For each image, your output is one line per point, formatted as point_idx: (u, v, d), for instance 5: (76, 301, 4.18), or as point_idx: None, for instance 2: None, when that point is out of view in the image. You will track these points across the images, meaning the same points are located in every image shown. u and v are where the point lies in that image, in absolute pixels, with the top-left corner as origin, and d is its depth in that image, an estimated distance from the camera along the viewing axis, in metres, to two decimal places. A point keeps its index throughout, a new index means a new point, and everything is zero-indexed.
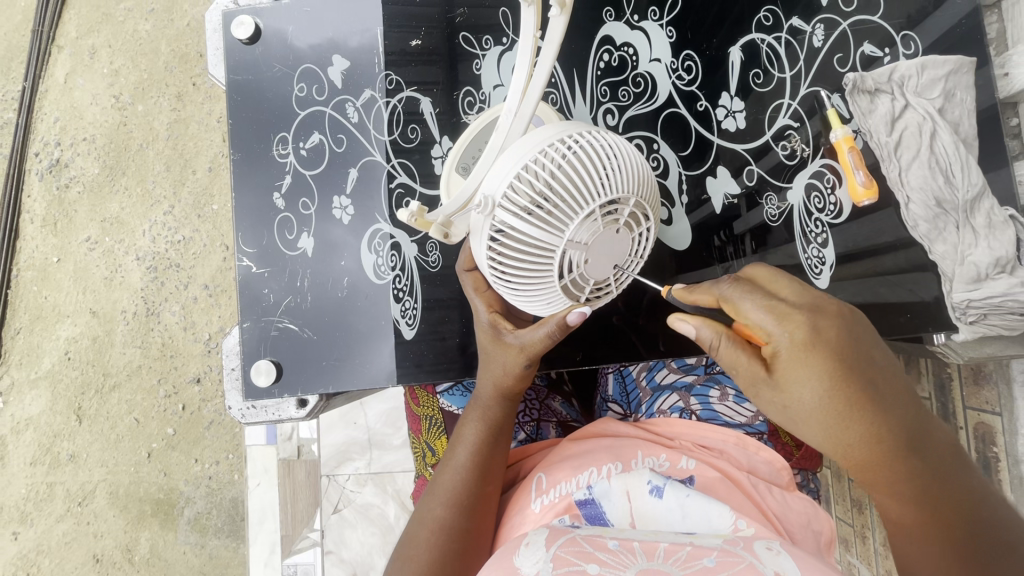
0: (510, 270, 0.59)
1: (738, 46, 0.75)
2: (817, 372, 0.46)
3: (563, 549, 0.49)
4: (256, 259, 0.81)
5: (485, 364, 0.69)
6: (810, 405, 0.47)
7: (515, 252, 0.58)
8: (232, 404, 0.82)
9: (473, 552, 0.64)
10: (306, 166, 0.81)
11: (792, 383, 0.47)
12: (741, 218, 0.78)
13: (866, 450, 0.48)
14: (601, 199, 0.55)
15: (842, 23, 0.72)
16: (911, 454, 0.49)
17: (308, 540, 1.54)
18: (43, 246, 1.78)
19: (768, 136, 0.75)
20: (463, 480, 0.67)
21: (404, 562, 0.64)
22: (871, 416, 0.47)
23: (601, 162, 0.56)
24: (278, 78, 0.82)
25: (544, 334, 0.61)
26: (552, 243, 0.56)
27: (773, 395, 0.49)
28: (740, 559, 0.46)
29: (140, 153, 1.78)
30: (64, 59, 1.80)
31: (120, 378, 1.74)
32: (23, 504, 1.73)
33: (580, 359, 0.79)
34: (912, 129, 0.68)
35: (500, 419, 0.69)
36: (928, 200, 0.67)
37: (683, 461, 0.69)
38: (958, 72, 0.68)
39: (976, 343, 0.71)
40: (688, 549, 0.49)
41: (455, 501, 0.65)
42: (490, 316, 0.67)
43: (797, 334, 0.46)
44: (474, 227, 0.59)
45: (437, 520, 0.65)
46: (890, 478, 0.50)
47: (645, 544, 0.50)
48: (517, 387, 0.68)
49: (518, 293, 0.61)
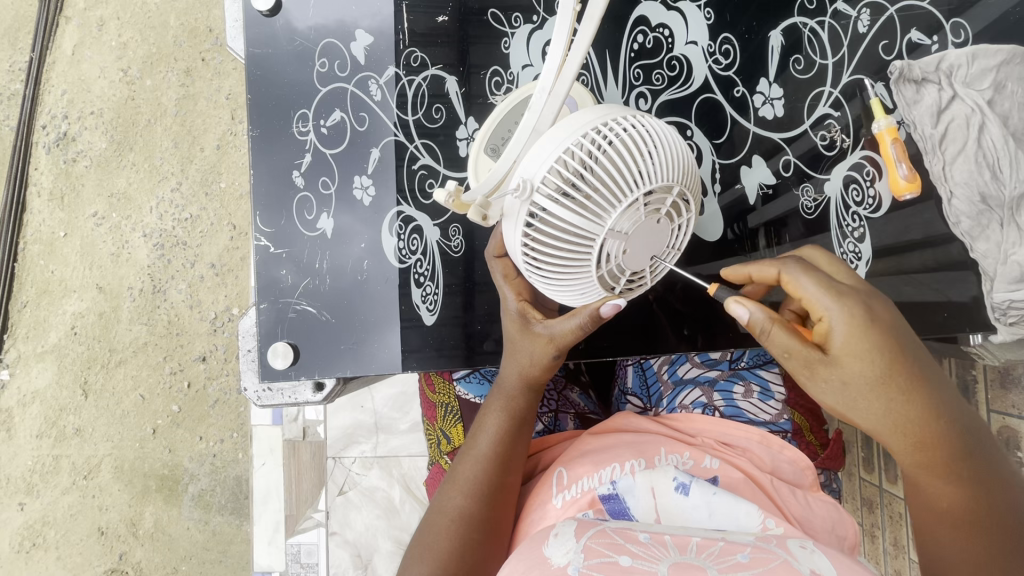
0: (544, 258, 0.57)
1: (779, 30, 0.72)
2: (875, 355, 0.45)
3: (593, 540, 0.48)
4: (273, 239, 0.79)
5: (510, 352, 0.67)
6: (867, 388, 0.46)
7: (550, 240, 0.56)
8: (247, 385, 0.80)
9: (495, 541, 0.64)
10: (326, 144, 0.79)
11: (853, 364, 0.46)
12: (758, 210, 0.73)
13: (920, 434, 0.47)
14: (643, 187, 0.53)
15: (889, 9, 0.70)
16: (955, 438, 0.48)
17: (313, 520, 1.53)
18: (50, 219, 1.76)
19: (806, 126, 0.72)
20: (483, 467, 0.65)
21: (422, 550, 0.63)
22: (922, 397, 0.46)
23: (644, 148, 0.54)
24: (298, 53, 0.79)
25: (577, 325, 0.60)
26: (593, 232, 0.54)
27: (826, 381, 0.47)
28: (774, 556, 0.45)
29: (148, 129, 1.75)
30: (72, 30, 1.77)
31: (126, 354, 1.74)
32: (29, 476, 1.74)
33: (583, 348, 0.77)
34: (960, 121, 0.65)
35: (523, 411, 0.68)
36: (974, 195, 0.65)
37: (707, 460, 0.68)
38: (1010, 63, 0.65)
39: (1011, 347, 0.70)
40: (721, 544, 0.47)
41: (475, 491, 0.64)
42: (517, 304, 0.65)
43: (855, 314, 0.46)
44: (508, 212, 0.57)
45: (457, 508, 0.64)
46: (937, 465, 0.48)
47: (676, 538, 0.49)
48: (542, 376, 0.66)
49: (550, 282, 0.59)
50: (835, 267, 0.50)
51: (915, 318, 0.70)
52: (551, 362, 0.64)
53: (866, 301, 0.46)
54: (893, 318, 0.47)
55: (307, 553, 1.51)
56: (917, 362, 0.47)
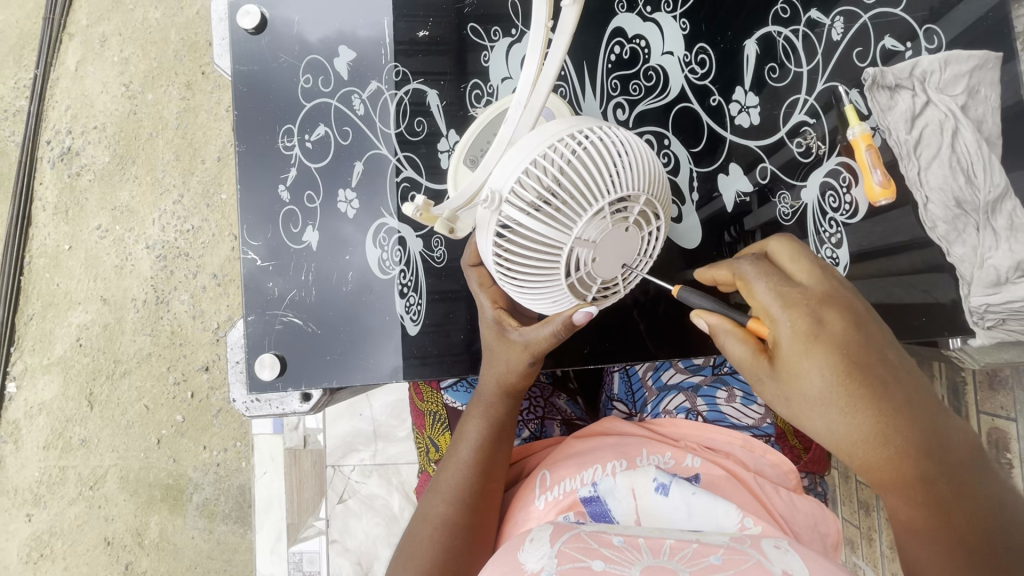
0: (516, 267, 0.57)
1: (753, 39, 0.73)
2: (824, 366, 0.45)
3: (568, 544, 0.48)
4: (261, 252, 0.80)
5: (488, 358, 0.68)
6: (818, 400, 0.46)
7: (520, 249, 0.56)
8: (236, 397, 0.81)
9: (479, 548, 0.64)
10: (311, 159, 0.81)
11: (801, 375, 0.46)
12: (752, 214, 0.73)
13: (879, 447, 0.46)
14: (610, 196, 0.54)
15: (862, 16, 0.70)
16: (922, 455, 0.47)
17: (314, 528, 1.55)
18: (55, 233, 1.79)
19: (783, 133, 0.73)
20: (465, 476, 0.66)
21: (407, 558, 0.64)
22: (880, 410, 0.46)
23: (612, 158, 0.55)
24: (284, 70, 0.81)
25: (550, 333, 0.61)
26: (559, 240, 0.55)
27: (778, 390, 0.48)
28: (747, 558, 0.45)
29: (149, 142, 1.78)
30: (75, 47, 1.80)
31: (130, 365, 1.76)
32: (37, 487, 1.76)
33: (587, 353, 0.78)
34: (934, 127, 0.66)
35: (503, 417, 0.69)
36: (948, 200, 0.66)
37: (688, 459, 0.68)
38: (982, 68, 0.66)
39: (991, 349, 0.69)
40: (695, 546, 0.48)
41: (457, 499, 0.65)
42: (494, 312, 0.66)
43: (801, 323, 0.46)
44: (480, 223, 0.58)
45: (439, 516, 0.65)
46: (901, 480, 0.47)
47: (650, 540, 0.49)
48: (520, 383, 0.67)
49: (523, 290, 0.60)
50: (795, 262, 0.49)
51: (894, 321, 0.70)
52: (526, 368, 0.65)
53: (815, 310, 0.46)
54: (847, 329, 0.46)
55: (308, 561, 1.53)
56: (873, 376, 0.46)
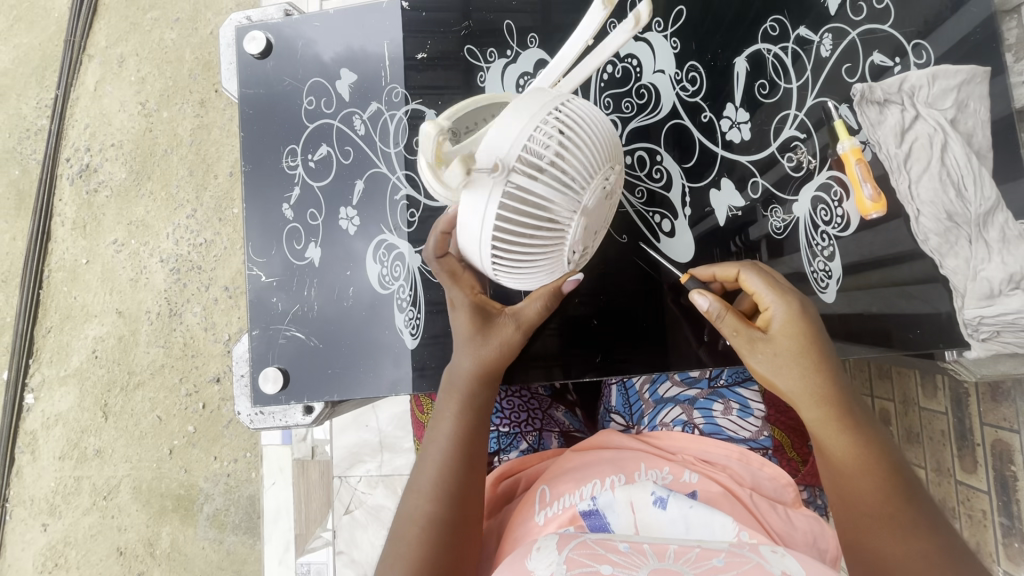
0: (514, 240, 0.56)
1: (743, 56, 0.74)
2: (798, 329, 0.58)
3: (576, 551, 0.47)
4: (265, 268, 0.83)
5: (458, 339, 0.66)
6: (786, 357, 0.58)
7: (524, 221, 0.54)
8: (240, 409, 0.83)
9: (463, 546, 0.60)
10: (314, 178, 0.83)
11: (784, 333, 0.58)
12: (757, 223, 0.74)
13: (823, 395, 0.57)
14: (605, 167, 0.55)
15: (850, 33, 0.72)
16: (853, 413, 0.57)
17: (322, 539, 1.56)
18: (73, 248, 1.84)
19: (774, 148, 0.74)
20: (444, 468, 0.62)
21: (389, 563, 0.59)
22: (837, 375, 0.57)
23: (600, 130, 0.56)
24: (288, 93, 0.84)
25: (540, 304, 0.65)
26: (563, 212, 0.55)
27: (761, 348, 0.59)
28: (747, 560, 0.45)
29: (164, 158, 1.83)
30: (94, 68, 1.87)
31: (144, 377, 1.80)
32: (53, 497, 1.80)
33: (600, 361, 0.76)
34: (923, 140, 0.68)
35: (481, 404, 0.66)
36: (940, 213, 0.67)
37: (686, 475, 0.68)
38: (970, 82, 0.68)
39: (988, 361, 0.70)
40: (698, 550, 0.47)
41: (437, 495, 0.61)
42: (472, 299, 0.66)
43: (787, 303, 0.58)
44: (476, 193, 0.53)
45: (420, 514, 0.60)
46: (840, 427, 0.56)
47: (655, 546, 0.48)
48: (496, 361, 0.65)
49: (512, 267, 0.59)
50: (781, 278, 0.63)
51: (888, 330, 0.69)
52: (505, 342, 0.65)
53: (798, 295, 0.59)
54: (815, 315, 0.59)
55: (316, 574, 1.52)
56: (828, 349, 0.58)
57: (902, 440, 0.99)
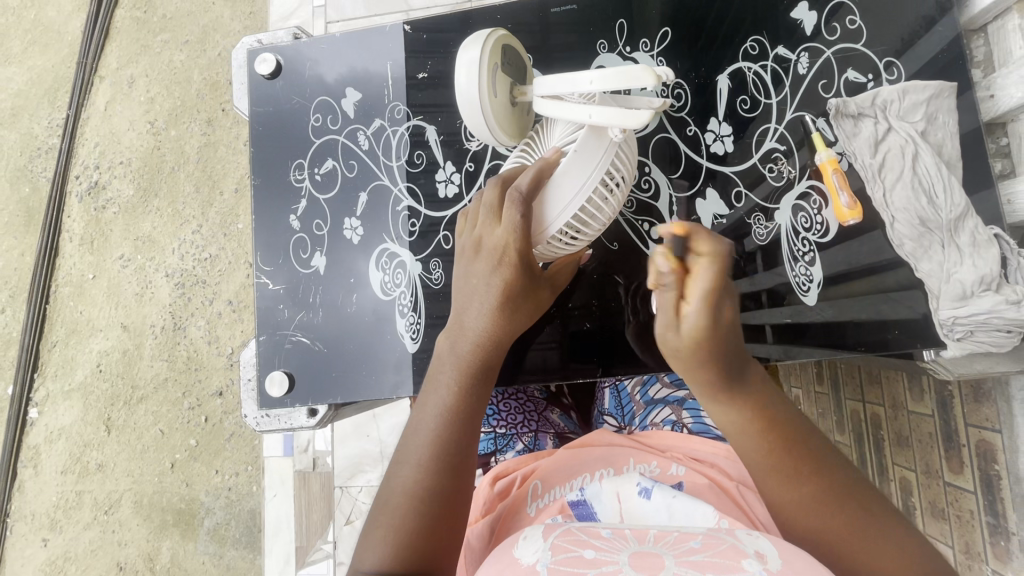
0: (583, 214, 0.63)
1: (725, 74, 0.80)
2: (700, 341, 0.50)
3: (561, 537, 0.50)
4: (272, 276, 0.87)
5: (481, 293, 0.63)
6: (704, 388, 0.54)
7: (597, 199, 0.62)
8: (248, 412, 0.87)
9: (459, 514, 0.59)
10: (320, 191, 0.87)
11: (690, 340, 0.50)
12: (750, 235, 0.78)
13: (750, 426, 0.54)
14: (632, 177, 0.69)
15: (826, 51, 0.77)
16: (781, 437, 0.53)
17: (322, 552, 1.57)
18: (80, 263, 1.89)
19: (756, 159, 0.78)
20: (443, 440, 0.60)
21: (377, 535, 0.57)
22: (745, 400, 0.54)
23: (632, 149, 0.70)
24: (296, 110, 0.89)
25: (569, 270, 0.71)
26: (614, 203, 0.66)
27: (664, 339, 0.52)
28: (722, 541, 0.48)
29: (172, 175, 1.88)
30: (105, 89, 1.93)
31: (148, 390, 1.82)
32: (54, 512, 1.81)
33: (602, 374, 0.80)
34: (895, 151, 0.71)
35: (480, 369, 0.64)
36: (913, 219, 0.70)
37: (673, 468, 0.72)
38: (939, 96, 0.72)
39: (965, 360, 0.72)
40: (676, 534, 0.50)
41: (436, 464, 0.59)
42: (527, 257, 0.61)
43: (700, 320, 0.49)
44: (586, 156, 0.59)
45: (413, 485, 0.59)
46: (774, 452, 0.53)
47: (637, 531, 0.51)
48: (510, 324, 0.64)
49: (560, 239, 0.65)
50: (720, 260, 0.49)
51: (864, 335, 0.73)
52: (525, 299, 0.64)
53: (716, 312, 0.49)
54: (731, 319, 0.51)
55: None
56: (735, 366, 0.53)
57: (892, 445, 1.03)
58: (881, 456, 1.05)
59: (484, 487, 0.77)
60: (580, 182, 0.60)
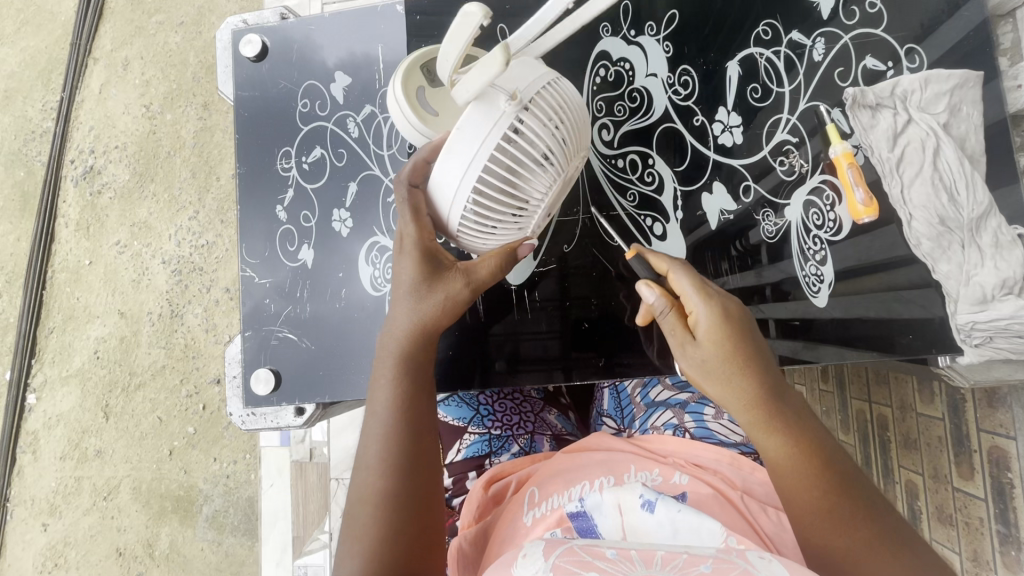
0: (486, 195, 0.56)
1: (735, 61, 0.75)
2: (720, 339, 0.56)
3: (563, 558, 0.46)
4: (258, 270, 0.83)
5: (401, 290, 0.62)
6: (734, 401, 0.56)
7: (497, 178, 0.55)
8: (233, 411, 0.83)
9: (424, 512, 0.58)
10: (308, 180, 0.84)
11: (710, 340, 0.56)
12: (756, 228, 0.74)
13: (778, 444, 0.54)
14: (575, 156, 0.59)
15: (843, 37, 0.73)
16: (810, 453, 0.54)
17: (319, 542, 1.52)
18: (76, 249, 1.85)
19: (765, 152, 0.74)
20: (387, 436, 0.59)
21: (350, 547, 0.56)
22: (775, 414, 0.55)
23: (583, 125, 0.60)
24: (283, 95, 0.85)
25: (495, 263, 0.63)
26: (531, 183, 0.57)
27: (690, 354, 0.58)
28: (734, 566, 0.44)
29: (168, 160, 1.84)
30: (99, 70, 1.88)
31: (145, 378, 1.80)
32: (53, 497, 1.80)
33: (603, 365, 0.76)
34: (915, 144, 0.67)
35: (421, 363, 0.63)
36: (933, 217, 0.66)
37: (675, 477, 0.68)
38: (963, 86, 0.68)
39: (983, 367, 0.69)
40: (685, 557, 0.47)
41: (388, 466, 0.58)
42: (422, 242, 0.60)
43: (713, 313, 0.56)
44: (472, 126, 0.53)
45: (369, 488, 0.58)
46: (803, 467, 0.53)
47: (643, 552, 0.48)
48: (439, 316, 0.62)
49: (472, 226, 0.59)
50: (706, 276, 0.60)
51: (878, 337, 0.70)
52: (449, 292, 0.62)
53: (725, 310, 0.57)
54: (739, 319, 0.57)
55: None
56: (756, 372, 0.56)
57: (899, 446, 0.98)
58: (886, 456, 1.00)
59: (478, 491, 0.75)
60: (471, 153, 0.53)
